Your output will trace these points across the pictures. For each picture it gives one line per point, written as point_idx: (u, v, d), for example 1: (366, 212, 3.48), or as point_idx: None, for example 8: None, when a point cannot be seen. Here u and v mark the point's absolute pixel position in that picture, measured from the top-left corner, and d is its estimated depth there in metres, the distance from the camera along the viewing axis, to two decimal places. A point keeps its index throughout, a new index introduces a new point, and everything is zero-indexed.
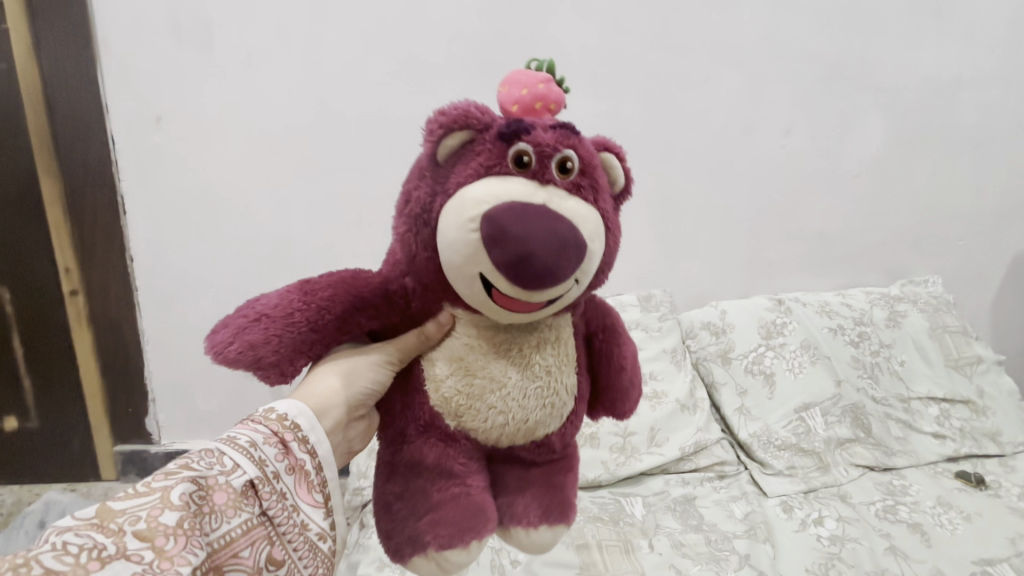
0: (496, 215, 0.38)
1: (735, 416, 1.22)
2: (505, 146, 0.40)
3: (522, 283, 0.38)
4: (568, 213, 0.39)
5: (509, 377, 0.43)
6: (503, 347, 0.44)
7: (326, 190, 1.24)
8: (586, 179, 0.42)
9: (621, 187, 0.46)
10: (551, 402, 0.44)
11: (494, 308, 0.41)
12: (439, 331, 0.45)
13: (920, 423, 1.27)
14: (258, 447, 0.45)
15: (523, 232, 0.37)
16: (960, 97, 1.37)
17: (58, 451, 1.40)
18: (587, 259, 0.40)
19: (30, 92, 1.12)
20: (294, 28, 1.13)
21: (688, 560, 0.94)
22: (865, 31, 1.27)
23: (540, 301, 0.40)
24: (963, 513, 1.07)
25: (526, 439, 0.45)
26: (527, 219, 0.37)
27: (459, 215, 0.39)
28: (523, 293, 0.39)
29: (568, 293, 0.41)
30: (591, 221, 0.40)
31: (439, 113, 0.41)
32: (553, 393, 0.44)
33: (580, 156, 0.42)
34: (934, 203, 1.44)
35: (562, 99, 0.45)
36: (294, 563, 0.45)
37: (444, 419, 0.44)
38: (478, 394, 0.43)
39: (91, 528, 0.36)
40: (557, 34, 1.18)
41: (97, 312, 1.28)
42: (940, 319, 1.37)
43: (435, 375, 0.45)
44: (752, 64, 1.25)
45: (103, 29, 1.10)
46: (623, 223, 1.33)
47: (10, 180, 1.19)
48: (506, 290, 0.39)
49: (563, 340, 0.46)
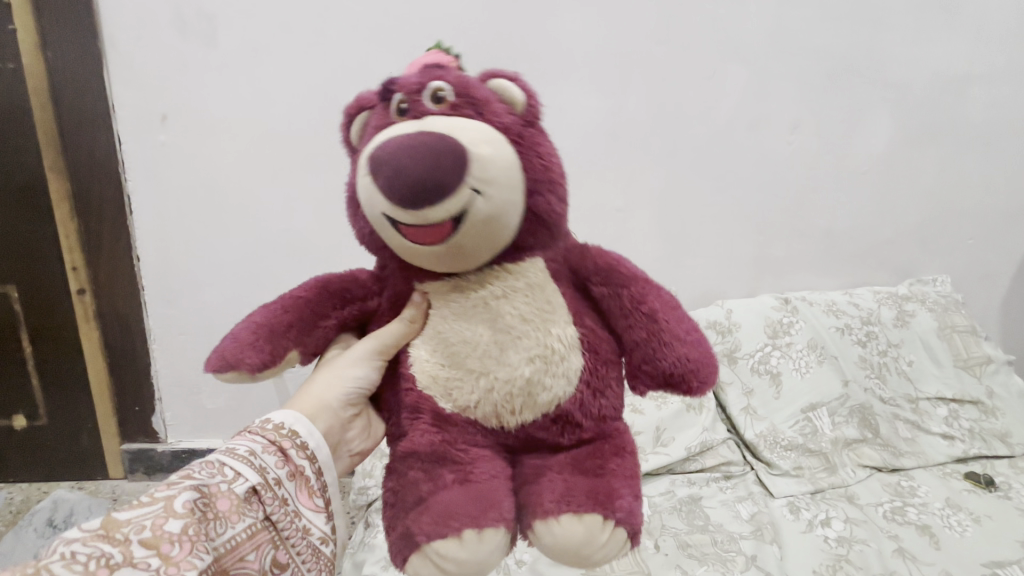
0: (381, 152, 0.39)
1: (741, 416, 1.22)
2: (386, 102, 0.42)
3: (412, 204, 0.37)
4: (440, 127, 0.39)
5: (482, 336, 0.43)
6: (470, 310, 0.44)
7: (331, 189, 1.24)
8: (464, 99, 0.41)
9: (523, 101, 0.43)
10: (534, 352, 0.42)
11: (420, 251, 0.41)
12: (420, 312, 0.47)
13: (928, 423, 1.26)
14: (258, 456, 0.46)
15: (391, 156, 0.37)
16: (970, 94, 1.35)
17: (66, 449, 1.41)
18: (473, 164, 0.38)
19: (37, 92, 1.13)
20: (298, 27, 1.13)
21: (695, 560, 0.93)
22: (873, 26, 1.26)
23: (441, 221, 0.38)
24: (973, 514, 1.06)
25: (525, 402, 0.43)
26: (397, 145, 0.38)
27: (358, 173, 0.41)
28: (417, 216, 0.38)
29: (474, 207, 0.38)
30: (472, 130, 0.39)
31: (346, 114, 0.47)
32: (533, 343, 0.42)
33: (452, 83, 0.41)
34: (943, 201, 1.43)
35: (449, 58, 0.47)
36: (298, 566, 0.47)
37: (435, 400, 0.45)
38: (460, 361, 0.44)
39: (99, 538, 0.38)
40: (563, 31, 1.17)
41: (104, 311, 1.29)
42: (949, 318, 1.36)
43: (419, 356, 0.46)
44: (759, 61, 1.25)
45: (110, 28, 1.10)
46: (628, 221, 1.32)
47: (18, 179, 1.19)
48: (407, 220, 0.39)
49: (536, 285, 0.44)
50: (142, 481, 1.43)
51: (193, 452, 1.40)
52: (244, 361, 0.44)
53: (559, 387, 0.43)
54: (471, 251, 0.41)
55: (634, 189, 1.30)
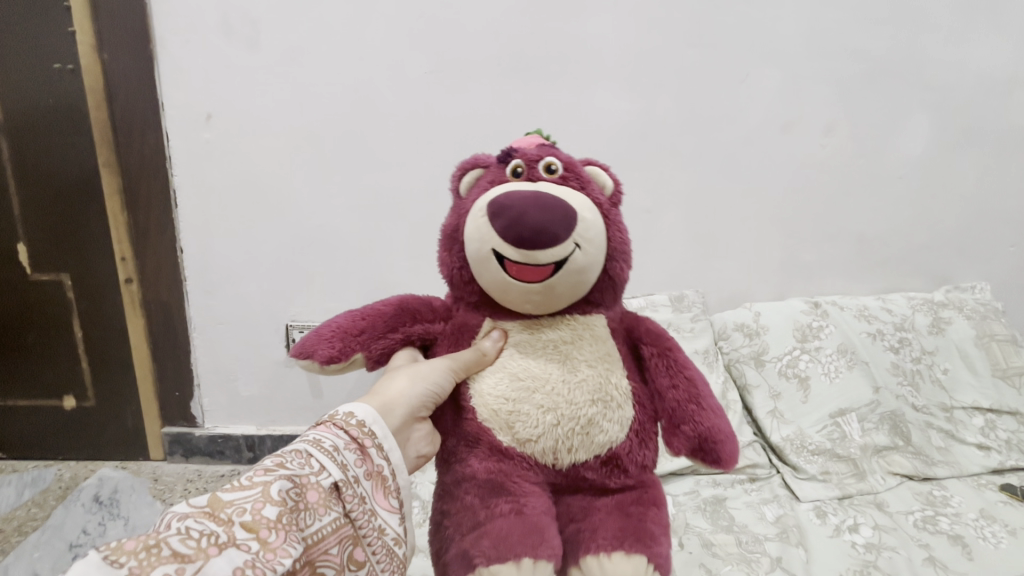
0: (510, 206, 0.51)
1: (767, 419, 1.21)
2: (503, 165, 0.57)
3: (527, 244, 0.50)
4: (556, 193, 0.53)
5: (554, 375, 0.54)
6: (541, 350, 0.56)
7: (365, 186, 1.27)
8: (571, 174, 0.56)
9: (612, 189, 0.58)
10: (601, 396, 0.54)
11: (510, 281, 0.53)
12: (493, 348, 0.57)
13: (963, 433, 1.23)
14: (341, 452, 0.52)
15: (518, 204, 0.50)
16: (1014, 96, 1.31)
17: (108, 430, 1.48)
18: (579, 259, 0.53)
19: (92, 90, 1.20)
20: (338, 29, 1.17)
21: (719, 559, 0.94)
22: (912, 28, 1.24)
23: (547, 263, 0.51)
24: (1008, 526, 1.03)
25: (581, 432, 0.54)
26: (533, 207, 0.50)
27: (478, 229, 0.53)
28: (531, 256, 0.51)
29: (573, 255, 0.52)
30: (592, 218, 0.53)
31: (484, 174, 0.57)
32: (602, 390, 0.54)
33: (562, 160, 0.56)
34: (983, 207, 1.39)
35: (545, 141, 0.61)
36: (373, 563, 0.52)
37: (494, 433, 0.55)
38: (523, 396, 0.54)
39: (206, 515, 0.43)
40: (595, 33, 1.19)
41: (149, 299, 1.35)
42: (988, 326, 1.32)
43: (481, 391, 0.56)
44: (792, 62, 1.24)
45: (161, 30, 1.16)
46: (657, 222, 1.33)
47: (74, 173, 1.26)
48: (516, 259, 0.51)
49: (599, 336, 0.57)
50: (180, 463, 1.49)
51: (228, 437, 1.46)
52: (338, 355, 0.57)
53: (615, 432, 0.54)
54: (565, 292, 0.53)
55: (662, 190, 1.30)
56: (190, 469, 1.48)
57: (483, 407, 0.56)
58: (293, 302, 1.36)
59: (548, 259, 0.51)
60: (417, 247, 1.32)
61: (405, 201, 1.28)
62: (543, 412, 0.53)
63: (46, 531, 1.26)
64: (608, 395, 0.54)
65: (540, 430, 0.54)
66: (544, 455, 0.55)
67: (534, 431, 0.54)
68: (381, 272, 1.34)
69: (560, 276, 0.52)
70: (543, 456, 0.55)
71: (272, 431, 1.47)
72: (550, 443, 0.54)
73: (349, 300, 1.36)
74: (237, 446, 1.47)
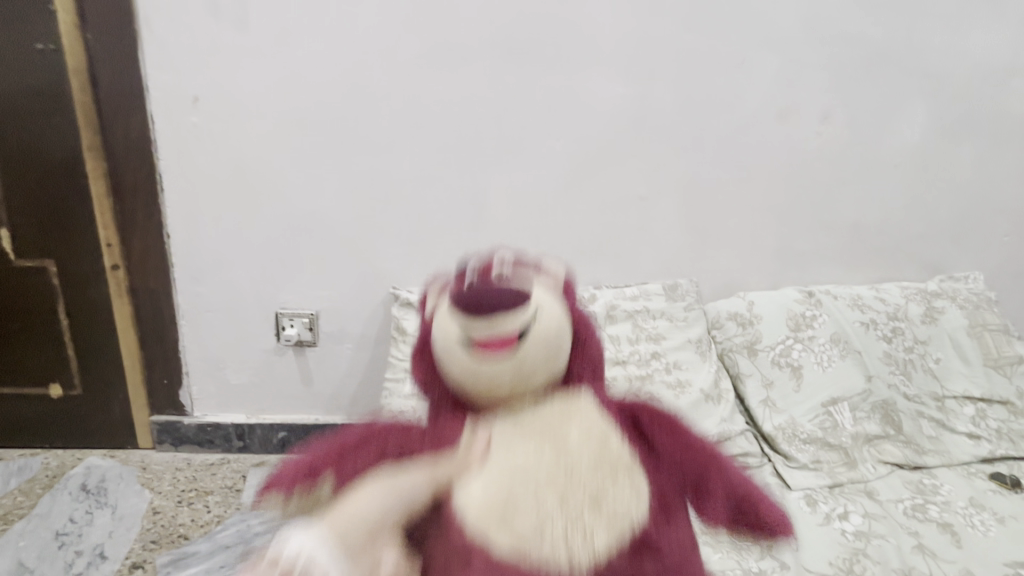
0: (463, 292, 0.47)
1: (760, 408, 1.21)
2: (457, 269, 0.53)
3: (486, 310, 0.44)
4: (510, 277, 0.49)
5: (543, 457, 0.42)
6: (522, 434, 0.43)
7: (355, 172, 1.25)
8: (526, 261, 0.52)
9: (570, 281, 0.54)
10: (602, 468, 0.42)
11: (479, 366, 0.44)
12: (468, 444, 0.45)
13: (953, 422, 1.23)
14: None
15: (472, 287, 0.46)
16: (1012, 85, 1.30)
17: (95, 419, 1.45)
18: (548, 331, 0.46)
19: (75, 71, 1.17)
20: (328, 11, 1.14)
21: (710, 547, 0.94)
22: (912, 14, 1.22)
23: (511, 333, 0.44)
24: (997, 515, 1.03)
25: (592, 516, 0.41)
26: (487, 286, 0.46)
27: (444, 324, 0.47)
28: (492, 325, 0.44)
29: (536, 322, 0.45)
30: (551, 299, 0.48)
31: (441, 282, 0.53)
32: (601, 460, 0.42)
33: (513, 252, 0.53)
34: (978, 197, 1.38)
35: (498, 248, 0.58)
36: None
37: (490, 547, 0.41)
38: (514, 495, 0.41)
39: None
40: (590, 16, 1.17)
41: (137, 286, 1.33)
42: (980, 316, 1.32)
43: (466, 497, 0.42)
44: (790, 47, 1.22)
45: (146, 10, 1.13)
46: (651, 210, 1.31)
47: (57, 155, 1.23)
48: (482, 334, 0.44)
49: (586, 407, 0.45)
50: (168, 452, 1.47)
51: (218, 425, 1.45)
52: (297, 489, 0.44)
53: (627, 508, 0.42)
54: (538, 367, 0.44)
55: (657, 177, 1.29)
56: (178, 457, 1.46)
57: (469, 517, 0.42)
58: (283, 289, 1.34)
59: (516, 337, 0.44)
60: (408, 233, 1.30)
61: (395, 187, 1.27)
62: (541, 491, 0.41)
63: (33, 519, 1.25)
64: (610, 464, 0.42)
65: (540, 526, 0.40)
66: (558, 562, 0.40)
67: (535, 528, 0.40)
68: (371, 259, 1.32)
69: (530, 346, 0.44)
70: (557, 563, 0.40)
71: (263, 419, 1.46)
72: (559, 530, 0.40)
73: (339, 288, 1.35)
74: (227, 435, 1.46)
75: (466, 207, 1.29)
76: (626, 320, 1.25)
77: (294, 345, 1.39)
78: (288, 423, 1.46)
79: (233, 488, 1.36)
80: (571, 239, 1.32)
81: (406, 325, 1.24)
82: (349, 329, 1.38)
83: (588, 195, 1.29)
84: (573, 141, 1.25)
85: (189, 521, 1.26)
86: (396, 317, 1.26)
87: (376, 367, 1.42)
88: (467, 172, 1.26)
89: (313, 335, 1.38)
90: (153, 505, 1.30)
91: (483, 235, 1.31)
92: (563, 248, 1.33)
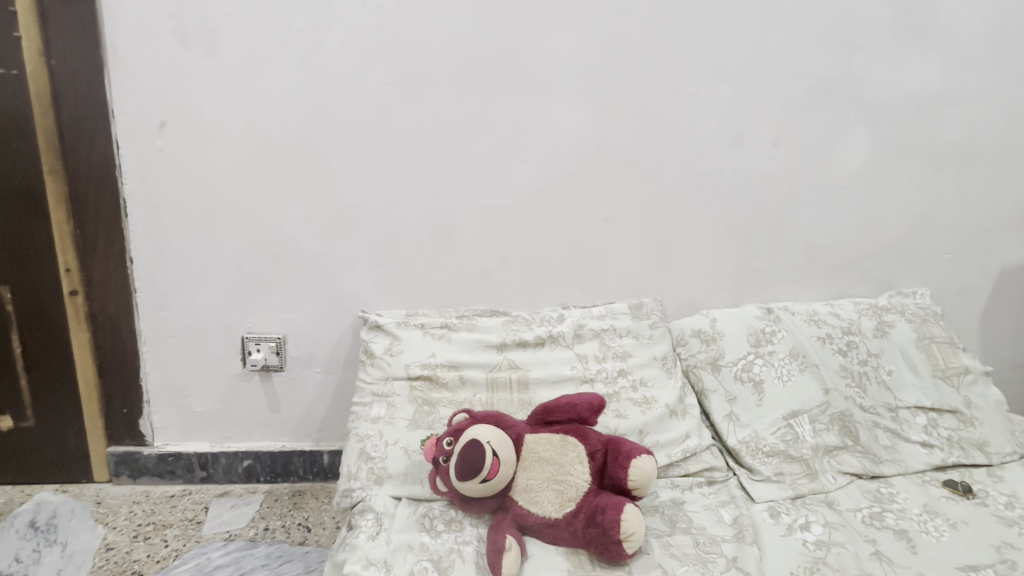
0: (459, 456, 0.93)
1: (724, 422, 1.24)
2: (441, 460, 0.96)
3: (479, 467, 0.92)
4: (467, 436, 0.95)
5: (512, 466, 0.95)
6: (504, 470, 0.94)
7: (323, 196, 1.26)
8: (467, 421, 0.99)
9: (472, 416, 0.99)
10: (541, 452, 0.96)
11: (488, 479, 0.93)
12: (495, 463, 0.93)
13: (907, 431, 1.27)
14: None
15: (465, 462, 0.92)
16: (945, 113, 1.39)
17: (47, 451, 1.39)
18: (487, 431, 0.94)
19: (37, 95, 1.16)
20: (296, 39, 1.17)
21: (676, 560, 0.95)
22: (851, 48, 1.31)
23: (487, 459, 0.92)
24: (949, 520, 1.07)
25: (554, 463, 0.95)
26: (467, 458, 0.92)
27: (475, 486, 0.93)
28: (484, 466, 0.92)
29: (487, 436, 0.94)
30: (483, 427, 0.96)
31: (444, 475, 0.97)
32: (534, 451, 0.97)
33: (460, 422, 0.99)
34: (920, 216, 1.46)
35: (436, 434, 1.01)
36: None
37: (553, 506, 0.95)
38: (522, 477, 0.96)
39: None
40: (551, 47, 1.22)
41: (97, 312, 1.30)
42: (927, 329, 1.38)
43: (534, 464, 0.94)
44: (740, 78, 1.29)
45: (113, 37, 1.14)
46: (615, 231, 1.35)
47: (15, 179, 1.21)
48: (485, 472, 0.92)
49: (499, 437, 0.94)
50: (126, 485, 1.41)
51: (179, 455, 1.40)
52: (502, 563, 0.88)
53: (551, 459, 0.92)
54: (504, 450, 0.94)
55: (620, 199, 1.33)
56: (137, 490, 1.40)
57: (528, 490, 0.96)
58: (249, 313, 1.33)
59: (513, 483, 0.97)
60: (376, 256, 1.31)
61: (363, 211, 1.28)
62: (534, 471, 0.96)
63: None
64: (539, 449, 0.96)
65: (543, 478, 0.95)
66: (574, 479, 0.95)
67: (546, 477, 0.95)
68: (339, 282, 1.32)
69: (527, 449, 0.97)
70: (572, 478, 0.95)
71: (227, 447, 1.42)
72: (558, 471, 0.95)
73: (307, 311, 1.34)
74: (189, 465, 1.41)
75: (434, 229, 1.31)
76: (593, 338, 1.28)
77: (261, 369, 1.36)
78: (253, 451, 1.42)
79: (194, 520, 1.31)
80: (539, 260, 1.35)
81: (374, 347, 1.23)
82: (316, 354, 1.37)
83: (554, 218, 1.33)
84: (538, 165, 1.29)
85: (144, 556, 1.20)
86: (364, 340, 1.26)
87: (344, 392, 1.41)
88: (435, 195, 1.29)
89: (280, 358, 1.36)
90: (106, 542, 1.24)
91: (452, 258, 1.33)
92: (530, 268, 1.36)
